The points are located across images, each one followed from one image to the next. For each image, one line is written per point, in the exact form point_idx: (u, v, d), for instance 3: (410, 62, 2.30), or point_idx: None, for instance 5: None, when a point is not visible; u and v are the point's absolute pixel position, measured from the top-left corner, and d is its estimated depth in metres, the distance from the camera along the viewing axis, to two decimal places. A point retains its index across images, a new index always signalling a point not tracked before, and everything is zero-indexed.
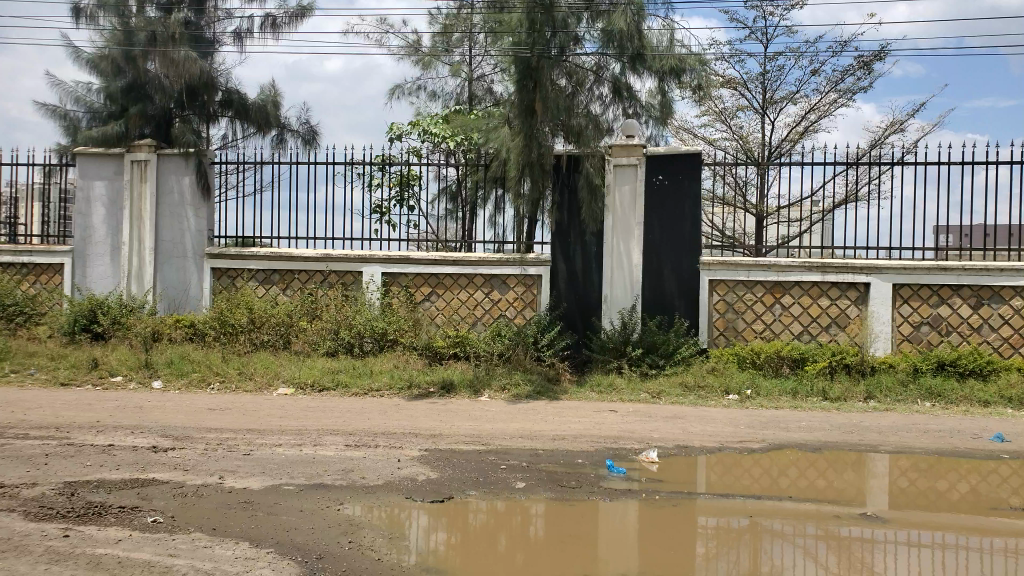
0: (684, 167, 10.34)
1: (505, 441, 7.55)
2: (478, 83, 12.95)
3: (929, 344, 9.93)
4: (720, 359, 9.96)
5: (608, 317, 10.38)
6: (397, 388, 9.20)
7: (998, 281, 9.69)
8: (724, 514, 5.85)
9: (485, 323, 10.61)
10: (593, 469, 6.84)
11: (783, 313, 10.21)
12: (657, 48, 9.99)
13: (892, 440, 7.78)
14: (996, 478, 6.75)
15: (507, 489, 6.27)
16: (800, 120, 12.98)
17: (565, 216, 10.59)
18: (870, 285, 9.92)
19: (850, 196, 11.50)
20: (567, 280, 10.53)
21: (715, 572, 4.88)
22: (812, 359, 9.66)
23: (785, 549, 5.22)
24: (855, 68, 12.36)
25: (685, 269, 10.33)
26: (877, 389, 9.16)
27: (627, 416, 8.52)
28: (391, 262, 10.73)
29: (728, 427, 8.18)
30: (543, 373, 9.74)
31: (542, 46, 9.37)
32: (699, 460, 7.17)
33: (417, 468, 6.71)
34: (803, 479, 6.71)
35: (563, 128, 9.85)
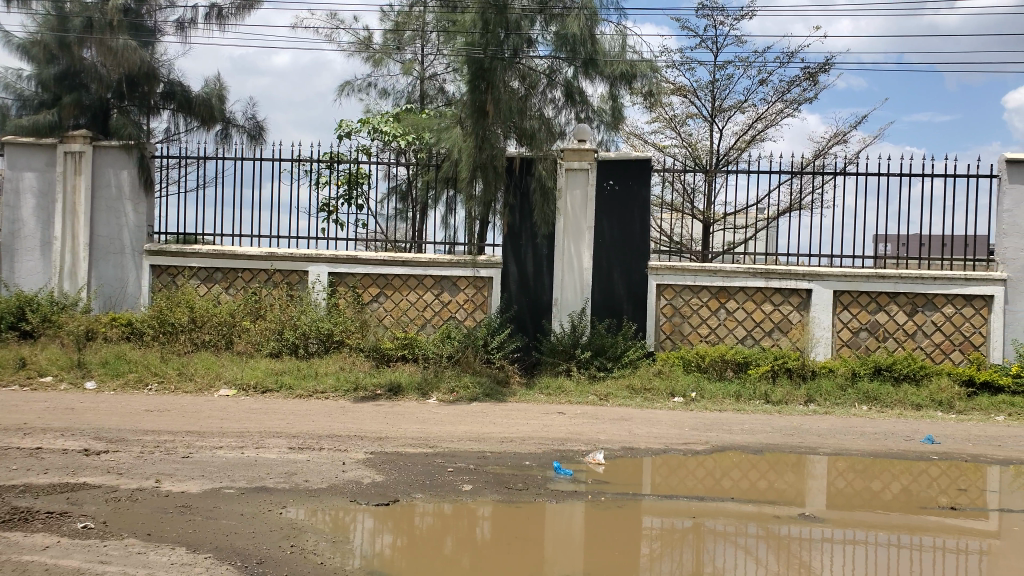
0: (635, 171, 10.46)
1: (452, 443, 7.50)
2: (430, 83, 12.85)
3: (866, 349, 10.23)
4: (666, 363, 10.07)
5: (558, 319, 10.39)
6: (342, 390, 9.06)
7: (932, 289, 10.05)
8: (668, 515, 5.92)
9: (434, 325, 10.55)
10: (540, 471, 6.85)
11: (727, 318, 10.39)
12: (609, 54, 10.02)
13: (830, 442, 7.99)
14: (927, 479, 6.99)
15: (453, 492, 6.23)
16: (747, 129, 13.24)
17: (517, 218, 10.60)
18: (811, 292, 10.18)
19: (795, 204, 11.78)
20: (519, 283, 10.53)
21: (660, 572, 4.93)
22: (755, 363, 9.87)
23: (728, 550, 5.29)
24: (801, 78, 12.65)
25: (635, 273, 10.43)
26: (817, 393, 9.39)
27: (575, 418, 8.57)
28: (338, 262, 10.57)
29: (674, 429, 8.28)
30: (493, 375, 9.75)
31: (495, 48, 9.37)
32: (645, 462, 7.24)
33: (362, 471, 6.61)
34: (745, 481, 6.83)
35: (516, 130, 9.76)
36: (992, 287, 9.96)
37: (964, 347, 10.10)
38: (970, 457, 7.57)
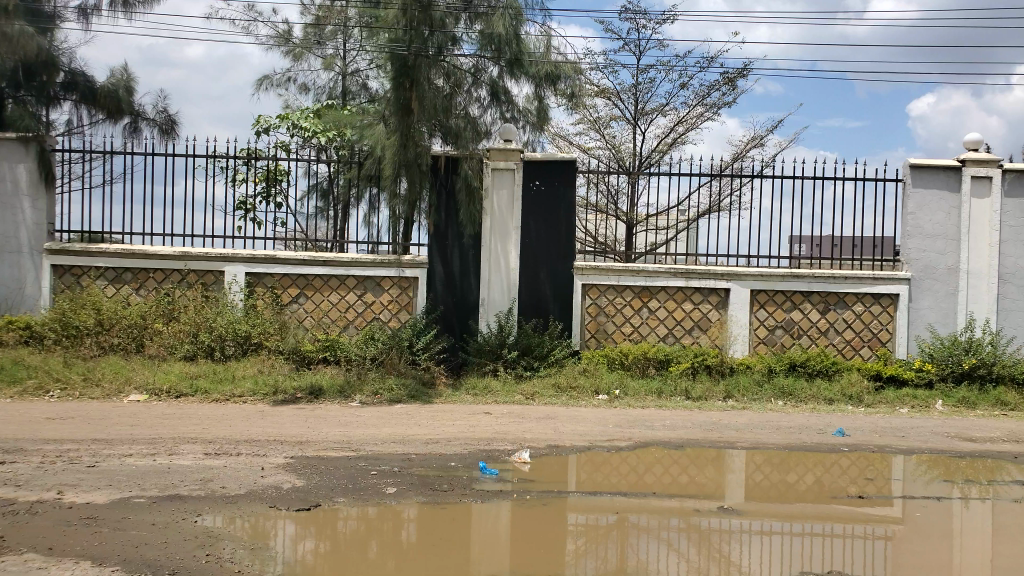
0: (560, 171, 10.53)
1: (375, 446, 7.37)
2: (352, 79, 12.64)
3: (782, 346, 10.59)
4: (590, 361, 10.17)
5: (485, 320, 10.35)
6: (261, 393, 8.81)
7: (843, 288, 10.47)
8: (592, 512, 5.96)
9: (357, 326, 10.35)
10: (465, 472, 6.81)
11: (650, 317, 10.58)
12: (535, 54, 10.09)
13: (747, 437, 8.22)
14: (838, 470, 7.28)
15: (377, 495, 6.12)
16: (668, 132, 13.52)
17: (443, 217, 10.49)
18: (730, 291, 10.46)
19: (714, 206, 12.10)
20: (445, 282, 10.45)
21: (584, 568, 4.96)
22: (676, 360, 10.09)
23: (651, 544, 5.37)
24: (720, 83, 12.99)
25: (561, 272, 10.49)
26: (735, 388, 9.69)
27: (501, 418, 8.55)
28: (255, 261, 10.24)
29: (598, 427, 8.37)
30: (418, 377, 9.65)
31: (419, 44, 9.24)
32: (570, 459, 7.30)
33: (282, 476, 6.43)
34: (667, 476, 6.96)
35: (440, 128, 9.76)
36: (897, 285, 10.45)
37: (872, 344, 10.57)
38: (877, 448, 7.92)
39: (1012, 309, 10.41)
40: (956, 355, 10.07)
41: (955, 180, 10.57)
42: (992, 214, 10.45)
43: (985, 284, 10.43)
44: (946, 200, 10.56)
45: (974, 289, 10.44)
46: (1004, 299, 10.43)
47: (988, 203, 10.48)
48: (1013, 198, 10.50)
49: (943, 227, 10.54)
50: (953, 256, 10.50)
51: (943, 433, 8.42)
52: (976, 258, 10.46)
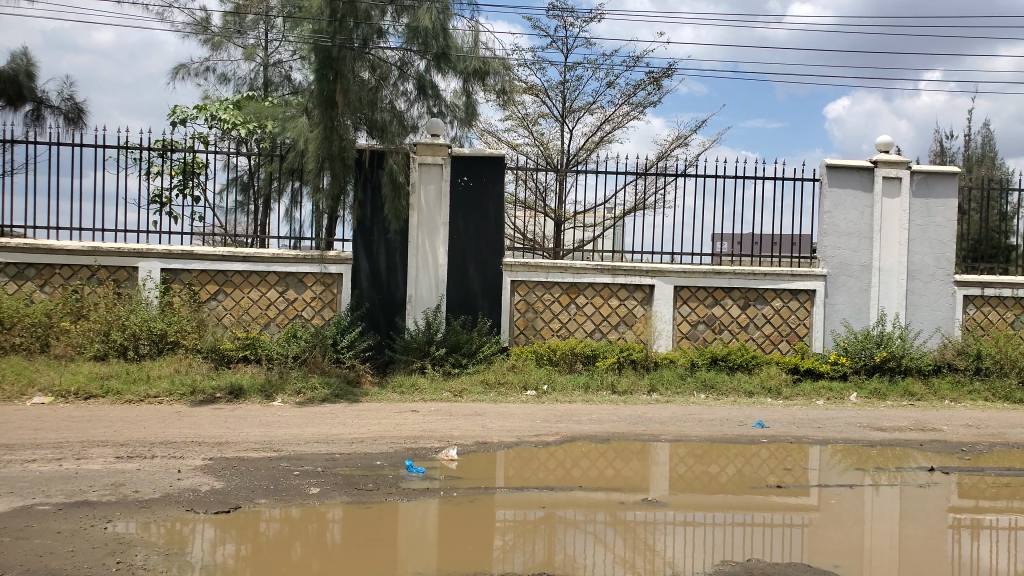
0: (489, 168, 10.48)
1: (298, 446, 7.21)
2: (275, 69, 12.36)
3: (704, 341, 10.86)
4: (519, 357, 10.21)
5: (412, 317, 10.27)
6: (178, 394, 8.51)
7: (762, 284, 10.83)
8: (520, 507, 5.98)
9: (279, 324, 10.11)
10: (391, 470, 6.73)
11: (577, 313, 10.68)
12: (462, 49, 10.05)
13: (671, 430, 8.39)
14: (757, 461, 7.50)
15: (300, 496, 5.99)
16: (596, 130, 13.66)
17: (368, 212, 10.32)
18: (654, 287, 10.65)
19: (639, 204, 12.29)
20: (370, 279, 10.26)
21: (512, 563, 4.96)
22: (603, 355, 10.25)
23: (577, 537, 5.42)
24: (646, 83, 13.20)
25: (490, 268, 10.47)
26: (659, 382, 9.90)
27: (428, 416, 8.48)
28: (171, 256, 9.85)
29: (526, 422, 8.40)
30: (343, 375, 9.50)
31: (344, 36, 9.09)
32: (497, 455, 7.30)
33: (200, 478, 6.22)
34: (593, 469, 7.04)
35: (366, 121, 9.62)
36: (814, 282, 10.85)
37: (790, 338, 10.95)
38: (794, 439, 8.20)
39: (920, 305, 10.94)
40: (868, 349, 10.52)
41: (868, 180, 11.02)
42: (902, 214, 10.95)
43: (895, 280, 10.93)
44: (860, 199, 10.99)
45: (885, 286, 10.93)
46: (913, 295, 10.94)
47: (898, 203, 10.98)
48: (920, 198, 11.02)
49: (857, 226, 10.97)
50: (865, 254, 10.96)
51: (855, 424, 8.79)
52: (887, 256, 10.96)
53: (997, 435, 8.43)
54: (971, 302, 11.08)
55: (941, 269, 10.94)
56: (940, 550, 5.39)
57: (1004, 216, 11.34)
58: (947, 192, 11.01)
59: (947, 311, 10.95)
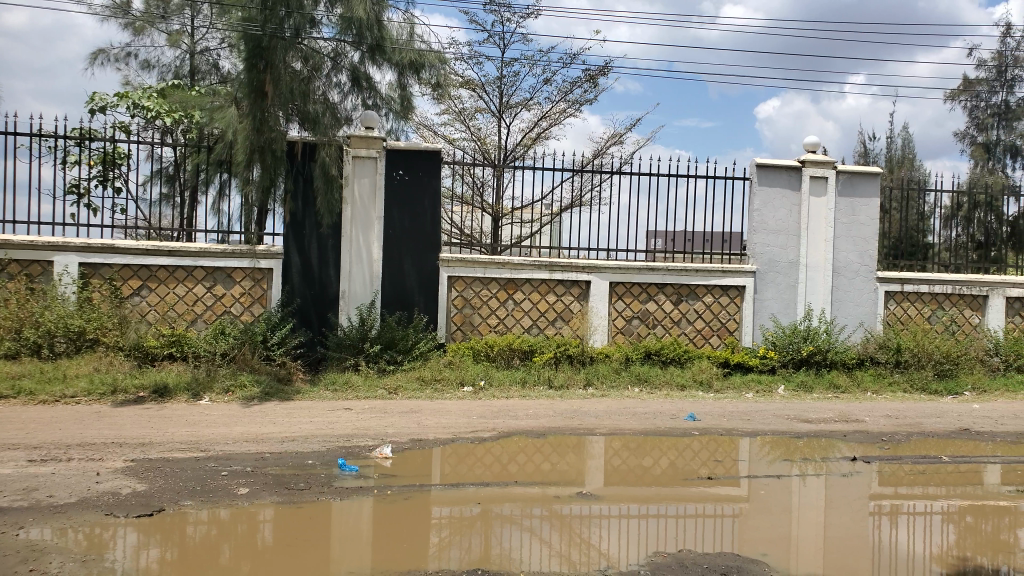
0: (425, 162, 10.38)
1: (226, 446, 7.01)
2: (202, 57, 11.98)
3: (638, 336, 11.02)
4: (456, 353, 10.15)
5: (346, 313, 10.10)
6: (97, 393, 8.19)
7: (695, 280, 11.03)
8: (456, 504, 5.93)
9: (207, 321, 9.81)
10: (324, 469, 6.61)
11: (515, 308, 10.68)
12: (397, 41, 10.06)
13: (606, 424, 8.48)
14: (690, 453, 7.64)
15: (228, 496, 5.81)
16: (532, 126, 13.67)
17: (300, 206, 10.07)
18: (591, 283, 10.73)
19: (576, 201, 12.37)
20: (302, 274, 10.04)
21: (448, 560, 4.92)
22: (540, 351, 10.28)
23: (514, 532, 5.40)
24: (583, 80, 13.28)
25: (425, 264, 10.36)
26: (595, 377, 10.00)
27: (362, 413, 8.36)
28: (90, 250, 9.43)
29: (462, 418, 8.36)
30: (273, 373, 9.28)
31: (275, 26, 8.85)
32: (433, 453, 7.23)
33: (121, 481, 5.98)
34: (530, 464, 7.05)
35: (298, 113, 9.41)
36: (744, 278, 11.12)
37: (721, 333, 11.21)
38: (725, 431, 8.38)
39: (844, 300, 11.33)
40: (795, 343, 10.85)
41: (796, 180, 11.34)
42: (828, 213, 11.31)
43: (821, 277, 11.29)
44: (788, 198, 11.30)
45: (811, 282, 11.28)
46: (837, 291, 11.32)
47: (824, 202, 11.34)
48: (845, 198, 11.40)
49: (785, 224, 11.28)
50: (793, 250, 11.28)
51: (782, 416, 9.04)
52: (813, 253, 11.30)
53: (914, 425, 8.81)
54: (891, 297, 11.54)
55: (864, 266, 11.35)
56: (862, 536, 5.58)
57: (922, 216, 11.80)
58: (870, 192, 11.41)
59: (869, 306, 11.37)
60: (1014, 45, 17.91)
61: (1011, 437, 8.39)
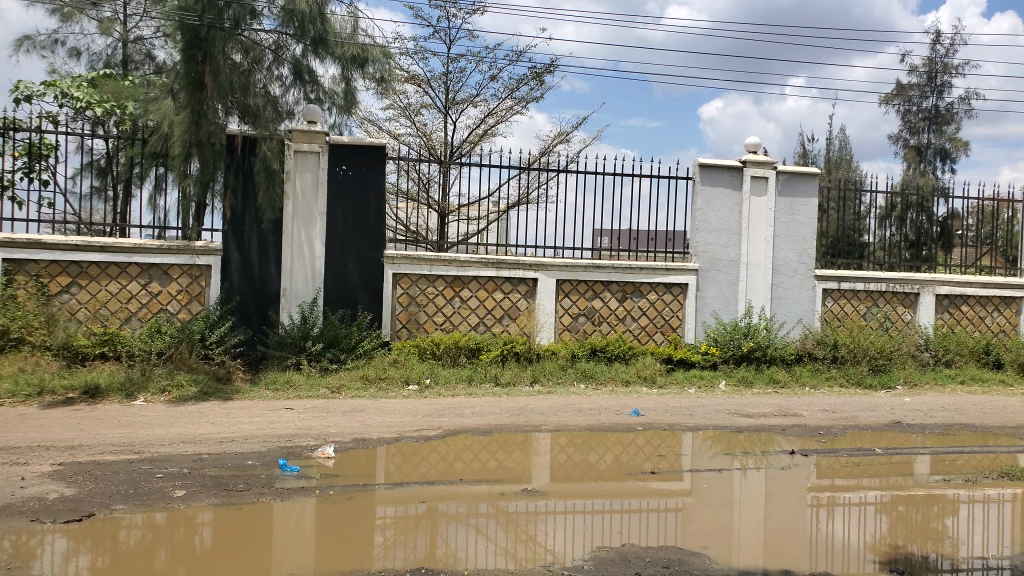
0: (369, 158, 10.24)
1: (161, 448, 6.79)
2: (135, 46, 11.62)
3: (585, 333, 11.09)
4: (401, 351, 10.05)
5: (287, 311, 9.91)
6: (23, 395, 7.90)
7: (640, 278, 11.15)
8: (401, 503, 5.87)
9: (141, 319, 9.50)
10: (264, 470, 6.46)
11: (461, 306, 10.62)
12: (340, 35, 9.97)
13: (552, 420, 8.50)
14: (634, 448, 7.72)
15: (163, 499, 5.64)
16: (479, 123, 13.62)
17: (240, 201, 9.84)
18: (537, 280, 10.75)
19: (522, 199, 12.38)
20: (241, 271, 9.82)
21: (393, 559, 4.86)
22: (486, 348, 10.25)
23: (460, 531, 5.37)
24: (529, 78, 13.28)
25: (369, 261, 10.21)
26: (542, 374, 10.04)
27: (304, 413, 8.21)
28: (16, 246, 9.03)
29: (406, 417, 8.29)
30: (211, 372, 9.07)
31: (213, 16, 8.63)
32: (378, 452, 7.15)
33: (48, 486, 5.74)
34: (476, 462, 7.03)
35: (238, 106, 9.18)
36: (687, 276, 11.29)
37: (664, 330, 11.37)
38: (668, 426, 8.50)
39: (783, 298, 11.60)
40: (736, 339, 11.06)
41: (737, 180, 11.56)
42: (767, 213, 11.57)
43: (761, 275, 11.54)
44: (730, 198, 11.52)
45: (751, 280, 11.52)
46: (777, 289, 11.59)
47: (764, 201, 11.58)
48: (785, 197, 11.67)
49: (726, 223, 11.49)
50: (734, 249, 11.50)
51: (724, 411, 9.21)
52: (754, 252, 11.54)
53: (849, 419, 9.07)
54: (828, 295, 11.86)
55: (802, 265, 11.64)
56: (800, 527, 5.72)
57: (858, 216, 12.16)
58: (809, 192, 11.71)
59: (807, 303, 11.66)
60: (944, 52, 18.60)
61: (939, 429, 8.71)
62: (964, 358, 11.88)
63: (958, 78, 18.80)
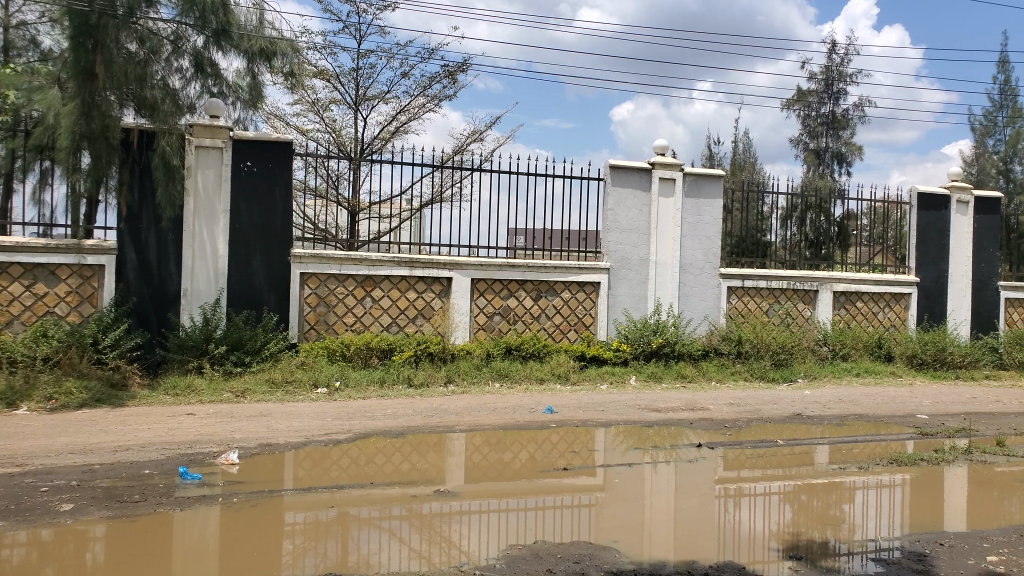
0: (275, 153, 9.95)
1: (46, 459, 6.38)
2: (17, 32, 10.90)
3: (499, 332, 11.11)
4: (310, 354, 9.80)
5: (188, 312, 9.53)
6: None
7: (553, 277, 11.24)
8: (310, 509, 5.70)
9: (25, 322, 8.92)
10: (163, 479, 6.17)
11: (373, 306, 10.44)
12: (245, 27, 9.68)
13: (465, 420, 8.46)
14: (548, 445, 7.77)
15: (50, 514, 5.29)
16: (391, 120, 13.44)
17: (136, 198, 9.38)
18: (451, 280, 10.69)
19: (436, 197, 12.28)
20: (138, 271, 9.37)
21: (303, 567, 4.70)
22: (398, 349, 10.11)
23: (372, 535, 5.26)
24: (442, 76, 13.19)
25: (276, 260, 9.91)
26: (456, 373, 9.98)
27: (206, 418, 7.88)
28: None
29: (316, 420, 8.08)
30: (106, 378, 8.60)
31: (105, 3, 8.20)
32: (286, 457, 6.94)
33: None
34: (389, 464, 6.91)
35: (134, 98, 8.73)
36: (599, 274, 11.46)
37: (578, 327, 11.52)
38: (581, 422, 8.60)
39: (690, 295, 11.93)
40: (646, 336, 11.31)
41: (646, 180, 11.81)
42: (676, 213, 11.86)
43: (669, 273, 11.83)
44: (639, 198, 11.76)
45: (660, 278, 11.80)
46: (684, 287, 11.91)
47: (672, 202, 11.88)
48: (691, 198, 12.00)
49: (636, 223, 11.73)
50: (645, 249, 11.75)
51: (635, 406, 9.40)
52: (663, 250, 11.82)
53: (753, 412, 9.40)
54: (733, 292, 12.28)
55: (709, 263, 12.00)
56: (708, 518, 5.87)
57: (762, 216, 12.62)
58: (714, 193, 12.07)
59: (712, 300, 12.02)
60: (839, 61, 19.61)
61: (836, 420, 9.14)
62: (858, 352, 12.52)
63: (851, 86, 19.84)
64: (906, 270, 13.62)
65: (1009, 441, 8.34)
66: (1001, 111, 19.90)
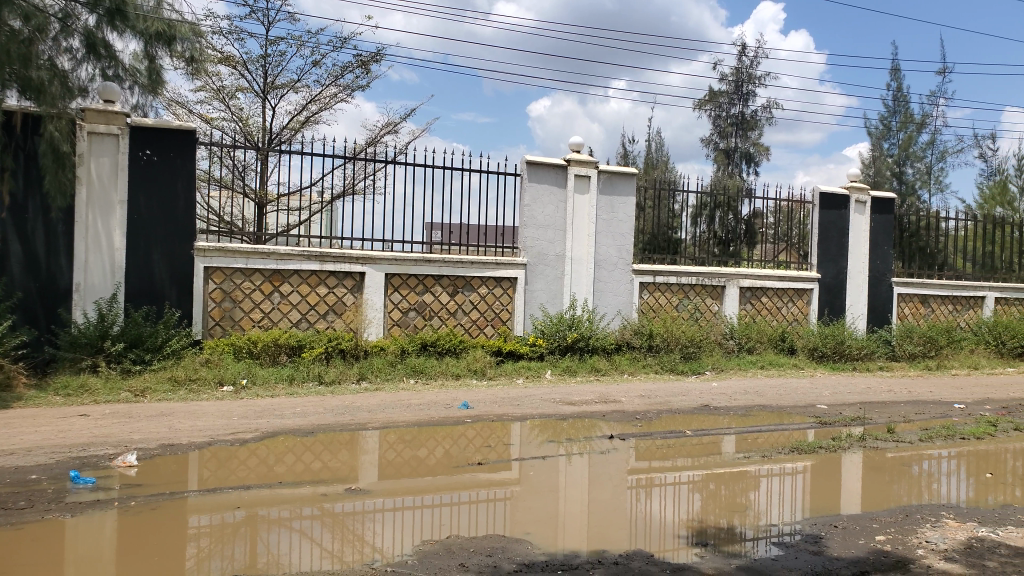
0: (176, 143, 9.58)
1: None
2: None
3: (415, 327, 10.99)
4: (214, 351, 9.44)
5: (81, 308, 9.05)
6: None
7: (468, 272, 11.20)
8: (216, 511, 5.48)
9: None
10: (52, 484, 5.81)
11: (282, 301, 10.14)
12: (141, 8, 9.21)
13: (379, 417, 8.33)
14: (463, 441, 7.73)
15: None
16: (301, 109, 13.07)
17: (20, 185, 8.88)
18: (364, 275, 10.50)
19: (347, 189, 12.04)
20: (23, 264, 8.86)
21: (208, 572, 4.50)
22: (309, 346, 9.86)
23: (282, 535, 5.09)
24: (355, 66, 12.91)
25: (178, 255, 9.53)
26: (369, 370, 9.82)
27: (101, 419, 7.47)
28: None
29: (220, 420, 7.79)
30: None
31: None
32: (188, 457, 6.65)
33: None
34: (299, 463, 6.73)
35: (17, 79, 8.08)
36: (515, 270, 11.49)
37: (495, 323, 11.51)
38: (496, 417, 8.60)
39: (604, 291, 12.12)
40: (561, 331, 11.43)
41: (561, 177, 11.90)
42: (590, 209, 12.01)
43: (584, 269, 11.97)
44: (555, 195, 11.85)
45: (575, 274, 11.93)
46: (598, 282, 12.08)
47: (587, 199, 12.02)
48: (605, 195, 12.17)
49: (552, 219, 11.81)
50: (560, 245, 11.85)
51: (550, 400, 9.48)
52: (578, 247, 11.95)
53: (663, 403, 9.63)
54: (645, 288, 12.55)
55: (622, 259, 12.21)
56: (620, 508, 5.97)
57: (673, 214, 12.95)
58: (627, 191, 12.28)
59: (625, 296, 12.25)
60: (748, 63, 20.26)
61: (741, 411, 9.46)
62: (763, 345, 13.02)
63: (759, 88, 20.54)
64: (808, 267, 14.23)
65: (899, 428, 8.83)
66: (895, 116, 21.03)
